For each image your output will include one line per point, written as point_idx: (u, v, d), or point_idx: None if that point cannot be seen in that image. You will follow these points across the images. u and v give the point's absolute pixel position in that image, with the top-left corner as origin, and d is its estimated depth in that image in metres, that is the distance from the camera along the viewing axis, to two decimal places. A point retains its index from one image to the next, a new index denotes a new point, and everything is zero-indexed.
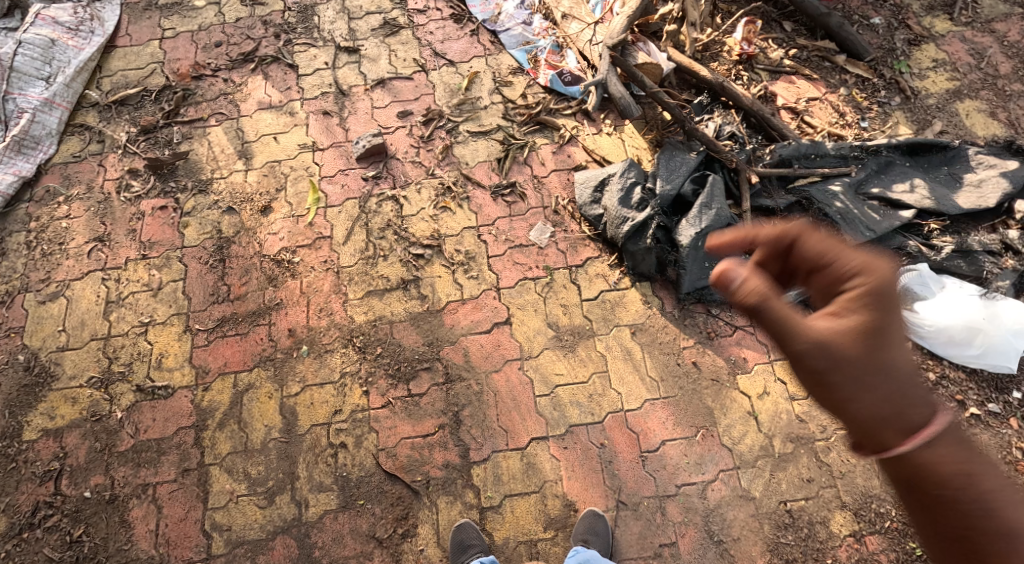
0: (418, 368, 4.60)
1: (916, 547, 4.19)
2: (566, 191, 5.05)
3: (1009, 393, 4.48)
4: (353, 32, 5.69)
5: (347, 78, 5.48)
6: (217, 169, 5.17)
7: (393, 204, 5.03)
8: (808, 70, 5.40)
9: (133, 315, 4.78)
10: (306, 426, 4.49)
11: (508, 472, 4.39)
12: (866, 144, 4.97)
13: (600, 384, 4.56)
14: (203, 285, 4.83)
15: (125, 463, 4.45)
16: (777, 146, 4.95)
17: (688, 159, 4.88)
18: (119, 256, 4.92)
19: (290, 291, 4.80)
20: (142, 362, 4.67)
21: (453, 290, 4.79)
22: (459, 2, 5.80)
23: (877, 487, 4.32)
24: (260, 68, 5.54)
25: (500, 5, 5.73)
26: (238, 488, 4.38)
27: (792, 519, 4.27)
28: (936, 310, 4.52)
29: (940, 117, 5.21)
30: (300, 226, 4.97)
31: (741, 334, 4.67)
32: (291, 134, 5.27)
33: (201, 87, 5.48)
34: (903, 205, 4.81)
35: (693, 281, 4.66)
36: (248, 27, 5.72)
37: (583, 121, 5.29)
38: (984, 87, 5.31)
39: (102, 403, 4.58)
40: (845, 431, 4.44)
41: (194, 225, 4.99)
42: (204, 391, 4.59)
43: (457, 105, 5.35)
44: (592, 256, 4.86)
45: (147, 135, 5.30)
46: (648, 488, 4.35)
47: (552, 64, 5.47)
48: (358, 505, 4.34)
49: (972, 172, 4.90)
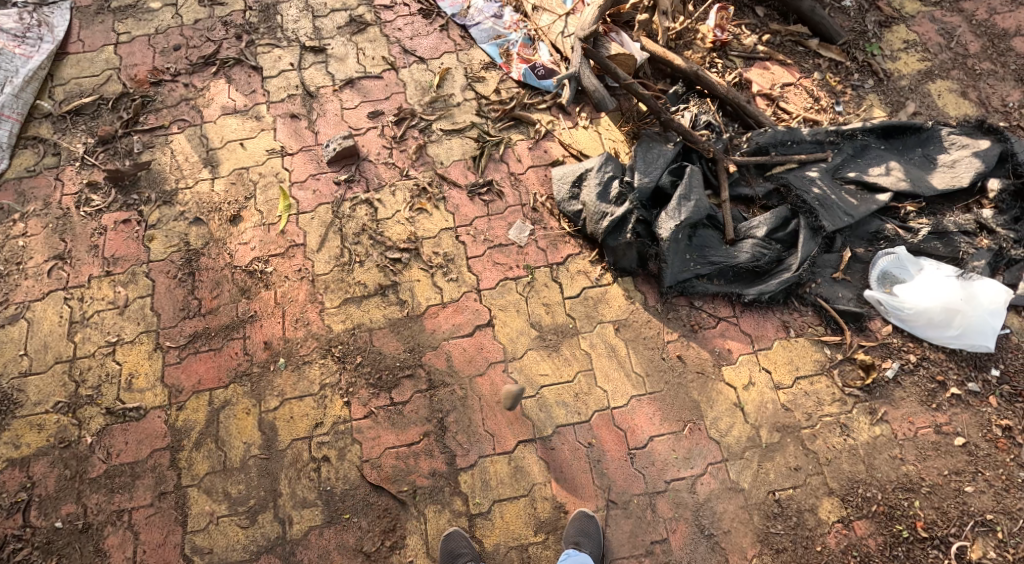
0: (400, 375, 4.48)
1: (903, 529, 4.19)
2: (544, 188, 4.97)
3: (987, 371, 4.50)
4: (318, 31, 5.53)
5: (314, 79, 5.33)
6: (182, 178, 4.99)
7: (368, 208, 4.90)
8: (782, 56, 5.40)
9: (99, 335, 4.58)
10: (286, 440, 4.35)
11: (496, 476, 4.29)
12: (841, 129, 4.95)
13: (586, 382, 4.48)
14: (172, 300, 4.66)
15: (98, 490, 4.27)
16: (754, 134, 4.95)
17: (666, 151, 4.82)
18: (81, 274, 4.73)
19: (264, 302, 4.65)
20: (111, 383, 4.48)
21: (433, 294, 4.67)
22: None
23: (863, 472, 4.31)
24: (223, 71, 5.37)
25: None
26: (218, 509, 4.23)
27: (781, 509, 4.24)
28: (914, 293, 4.54)
29: (913, 98, 5.23)
30: (272, 234, 4.82)
31: (725, 325, 4.63)
32: (258, 139, 5.11)
33: (160, 93, 5.29)
34: (880, 188, 4.81)
35: (675, 274, 4.60)
36: (207, 29, 5.54)
37: (559, 115, 5.21)
38: (955, 67, 5.34)
39: (70, 428, 4.39)
40: (830, 417, 4.42)
41: (160, 239, 4.81)
42: (179, 410, 4.42)
43: (430, 104, 5.24)
44: (572, 253, 4.78)
45: (105, 145, 5.10)
46: (637, 486, 4.29)
47: (525, 58, 5.37)
48: (344, 520, 4.21)
49: (945, 153, 4.90)
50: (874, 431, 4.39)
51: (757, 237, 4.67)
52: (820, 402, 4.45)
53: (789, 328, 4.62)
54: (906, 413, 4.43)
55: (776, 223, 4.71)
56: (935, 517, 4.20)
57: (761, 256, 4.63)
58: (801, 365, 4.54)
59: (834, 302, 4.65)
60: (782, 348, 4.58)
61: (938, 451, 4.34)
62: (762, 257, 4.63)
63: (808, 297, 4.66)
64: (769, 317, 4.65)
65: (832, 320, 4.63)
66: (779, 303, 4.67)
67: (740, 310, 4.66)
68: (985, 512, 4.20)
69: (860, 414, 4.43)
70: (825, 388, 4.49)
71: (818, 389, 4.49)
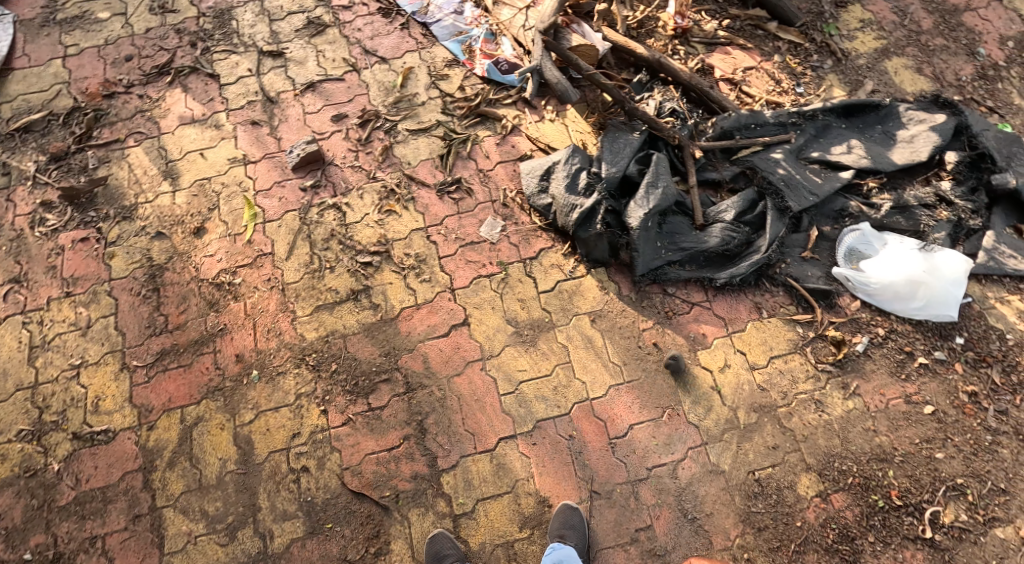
0: (377, 380, 4.41)
1: (878, 499, 4.23)
2: (513, 183, 4.93)
3: (953, 339, 4.57)
4: (276, 34, 5.41)
5: (273, 84, 5.21)
6: (141, 193, 4.85)
7: (336, 213, 4.81)
8: (743, 40, 5.43)
9: (62, 358, 4.44)
10: (263, 453, 4.26)
11: (479, 475, 4.26)
12: (802, 110, 5.00)
13: (565, 375, 4.47)
14: (136, 318, 4.52)
15: (69, 517, 4.13)
16: (718, 119, 4.97)
17: (632, 140, 4.82)
18: (40, 296, 4.57)
19: (234, 314, 4.54)
20: (77, 407, 4.34)
21: (406, 296, 4.61)
22: None
23: (838, 446, 4.35)
24: (178, 80, 5.22)
25: None
26: (196, 528, 4.12)
27: (761, 488, 4.26)
28: (879, 268, 4.59)
29: (871, 76, 5.30)
30: (238, 245, 4.70)
31: (698, 310, 4.64)
32: (218, 148, 4.98)
33: (114, 105, 5.13)
34: (843, 166, 4.88)
35: (647, 262, 4.61)
36: (159, 38, 5.38)
37: (525, 108, 5.17)
38: (909, 44, 5.43)
39: (36, 456, 4.25)
40: (805, 394, 4.46)
41: (121, 255, 4.67)
42: (149, 430, 4.30)
43: (394, 104, 5.16)
44: (545, 247, 4.75)
45: (58, 162, 4.94)
46: (620, 475, 4.28)
47: (488, 53, 5.32)
48: (327, 529, 4.14)
49: (904, 128, 4.98)
50: (848, 404, 4.44)
51: (726, 221, 4.70)
52: (795, 380, 4.49)
53: (761, 309, 4.65)
54: (877, 385, 4.48)
55: (743, 206, 4.75)
56: (908, 485, 4.26)
57: (731, 239, 4.66)
58: (775, 345, 4.57)
59: (804, 280, 4.69)
60: (755, 330, 4.61)
61: (909, 420, 4.40)
62: (732, 240, 4.66)
63: (778, 277, 4.70)
64: (741, 300, 4.67)
65: (802, 299, 4.67)
66: (751, 285, 4.70)
67: (713, 294, 4.68)
68: (956, 476, 4.26)
69: (833, 389, 4.47)
70: (799, 365, 4.53)
71: (792, 366, 4.53)
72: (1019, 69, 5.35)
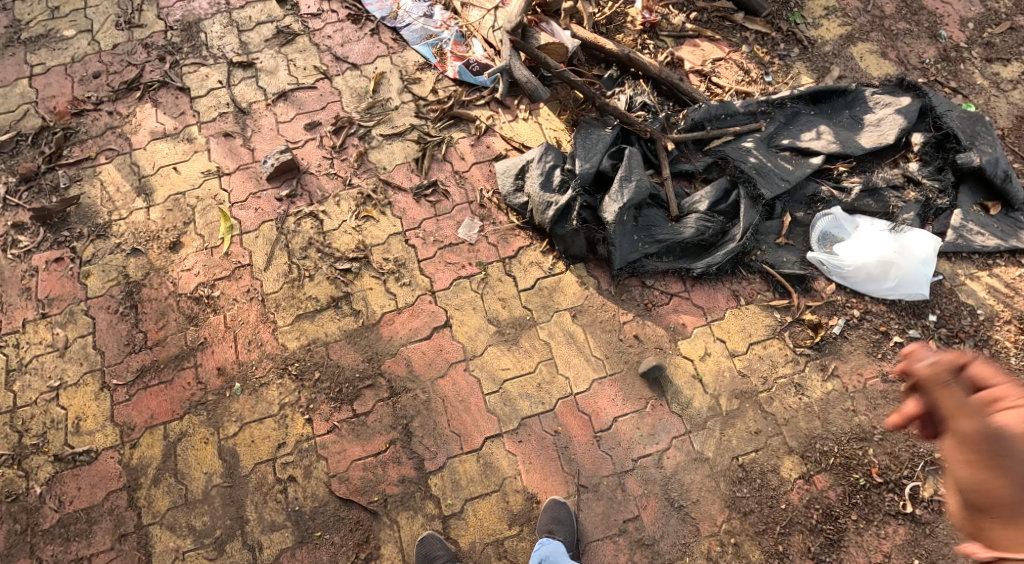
0: (361, 386, 4.41)
1: (859, 477, 4.32)
2: (489, 183, 4.94)
3: (925, 317, 4.66)
4: (245, 45, 5.36)
5: (245, 95, 5.17)
6: (115, 210, 4.80)
7: (313, 221, 4.79)
8: (711, 32, 5.49)
9: (41, 381, 4.39)
10: (249, 465, 4.24)
11: (466, 475, 4.27)
12: (771, 98, 5.07)
13: (548, 371, 4.49)
14: (115, 336, 4.48)
15: (54, 540, 4.11)
16: (689, 111, 5.03)
17: (604, 135, 4.86)
18: (15, 319, 4.52)
19: (214, 327, 4.51)
20: (58, 429, 4.30)
21: (387, 300, 4.61)
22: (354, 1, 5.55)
23: (819, 427, 4.43)
24: (148, 95, 5.16)
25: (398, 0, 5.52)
26: (183, 544, 4.11)
27: (745, 473, 4.33)
28: (852, 250, 4.67)
29: (837, 63, 5.39)
30: (215, 258, 4.67)
31: (677, 301, 4.70)
32: (192, 162, 4.94)
33: (83, 123, 5.07)
34: (813, 152, 4.95)
35: (625, 255, 4.65)
36: (127, 53, 5.31)
37: (498, 109, 5.18)
38: (873, 30, 5.52)
39: (18, 481, 4.21)
40: (785, 378, 4.53)
41: (96, 274, 4.62)
42: (133, 448, 4.27)
43: (367, 110, 5.14)
44: (524, 245, 4.78)
45: (28, 183, 4.88)
46: (606, 467, 4.32)
47: (458, 55, 5.32)
48: (316, 538, 4.14)
49: (871, 112, 5.07)
50: (827, 386, 4.52)
51: (700, 211, 4.76)
52: (774, 365, 4.56)
53: (739, 297, 4.72)
54: (855, 365, 4.56)
55: (717, 195, 4.81)
56: (888, 462, 4.34)
57: (706, 229, 4.72)
58: (753, 331, 4.64)
59: (779, 266, 4.75)
60: (733, 317, 4.67)
61: (886, 398, 4.49)
62: (707, 230, 4.72)
63: (754, 264, 4.76)
64: (719, 288, 4.73)
65: (778, 285, 4.74)
66: (728, 274, 4.76)
67: (691, 284, 4.74)
68: (934, 451, 4.36)
69: (812, 372, 4.55)
70: (778, 350, 4.60)
71: (771, 351, 4.60)
72: (980, 50, 5.46)
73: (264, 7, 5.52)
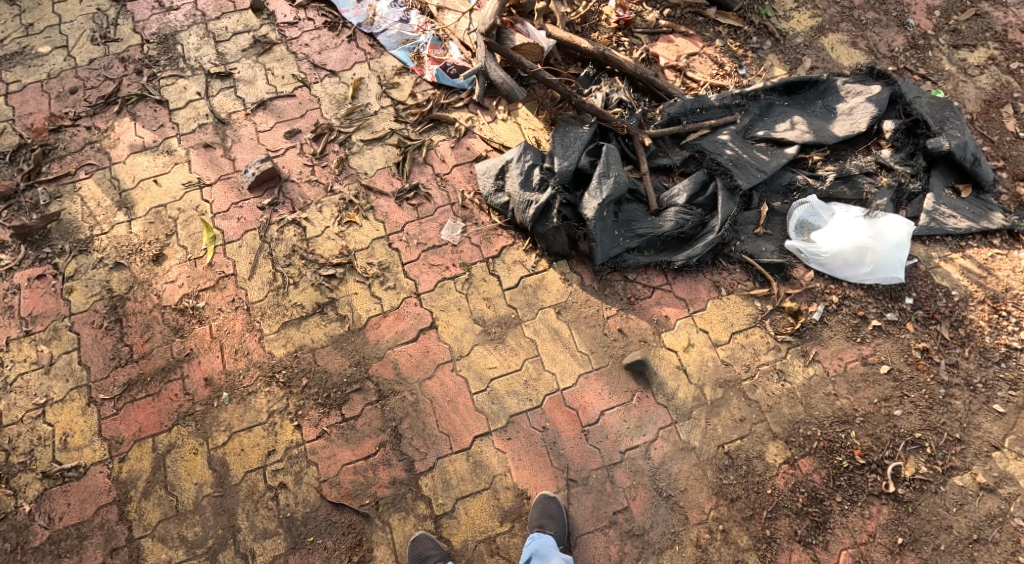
0: (349, 391, 4.43)
1: (842, 460, 4.41)
2: (470, 184, 4.97)
3: (902, 300, 4.75)
4: (222, 55, 5.34)
5: (224, 106, 5.15)
6: (96, 225, 4.77)
7: (295, 229, 4.79)
8: (684, 27, 5.55)
9: (27, 399, 4.37)
10: (240, 474, 4.25)
11: (457, 475, 4.31)
12: (745, 91, 5.15)
13: (534, 368, 4.54)
14: (100, 351, 4.46)
15: (46, 557, 4.10)
16: (665, 106, 5.09)
17: (581, 133, 4.90)
18: None
19: (199, 338, 4.50)
20: (45, 446, 4.28)
21: (372, 304, 4.63)
22: (330, 8, 5.55)
23: (802, 412, 4.51)
24: (126, 109, 5.13)
25: (374, 6, 5.52)
26: (176, 554, 4.11)
27: (731, 460, 4.40)
28: (828, 238, 4.76)
29: (809, 54, 5.47)
30: (199, 269, 4.66)
31: (659, 293, 4.75)
32: (172, 174, 4.92)
33: (61, 139, 5.03)
34: (787, 142, 5.03)
35: (606, 251, 4.70)
36: (104, 67, 5.27)
37: (477, 110, 5.20)
38: (843, 20, 5.61)
39: (7, 499, 4.19)
40: (767, 365, 4.61)
41: (79, 289, 4.60)
42: (122, 462, 4.26)
43: (346, 116, 5.14)
44: (506, 244, 4.81)
45: (8, 202, 4.85)
46: (594, 461, 4.38)
47: (436, 58, 5.34)
48: (309, 543, 4.16)
49: (843, 101, 5.15)
50: (808, 371, 4.60)
51: (679, 205, 4.82)
52: (756, 353, 4.64)
53: (720, 287, 4.78)
54: (835, 350, 4.65)
55: (695, 188, 4.87)
56: (870, 444, 4.43)
57: (685, 222, 4.78)
58: (735, 320, 4.71)
59: (758, 256, 4.83)
60: (715, 307, 4.73)
61: (866, 381, 4.58)
62: (686, 223, 4.78)
63: (733, 255, 4.83)
64: (700, 280, 4.80)
65: (758, 274, 4.82)
66: (708, 265, 4.83)
67: (673, 276, 4.80)
68: (914, 431, 4.45)
69: (794, 358, 4.63)
70: (759, 338, 4.67)
71: (753, 340, 4.67)
72: (947, 37, 5.56)
73: (240, 17, 5.50)
